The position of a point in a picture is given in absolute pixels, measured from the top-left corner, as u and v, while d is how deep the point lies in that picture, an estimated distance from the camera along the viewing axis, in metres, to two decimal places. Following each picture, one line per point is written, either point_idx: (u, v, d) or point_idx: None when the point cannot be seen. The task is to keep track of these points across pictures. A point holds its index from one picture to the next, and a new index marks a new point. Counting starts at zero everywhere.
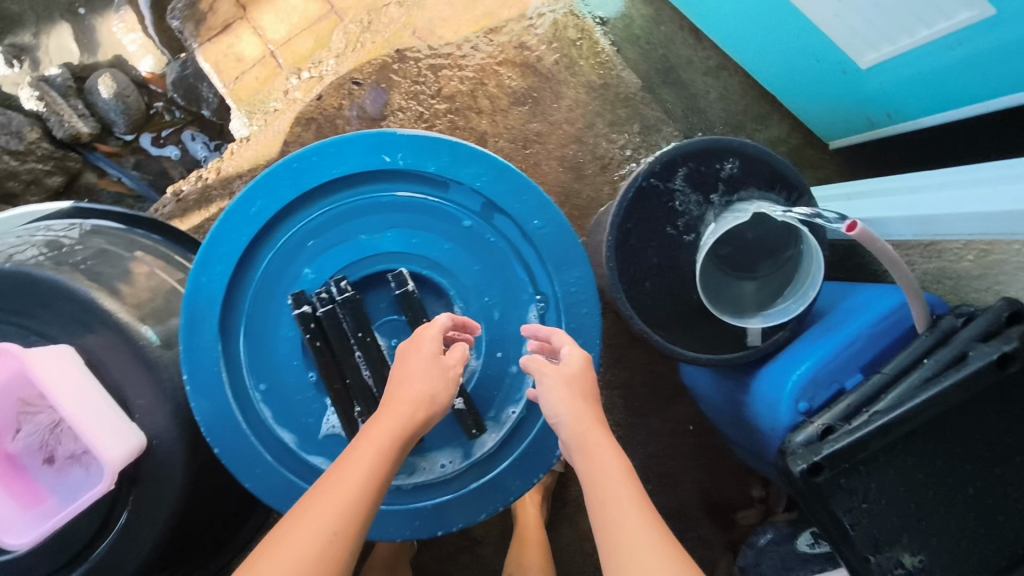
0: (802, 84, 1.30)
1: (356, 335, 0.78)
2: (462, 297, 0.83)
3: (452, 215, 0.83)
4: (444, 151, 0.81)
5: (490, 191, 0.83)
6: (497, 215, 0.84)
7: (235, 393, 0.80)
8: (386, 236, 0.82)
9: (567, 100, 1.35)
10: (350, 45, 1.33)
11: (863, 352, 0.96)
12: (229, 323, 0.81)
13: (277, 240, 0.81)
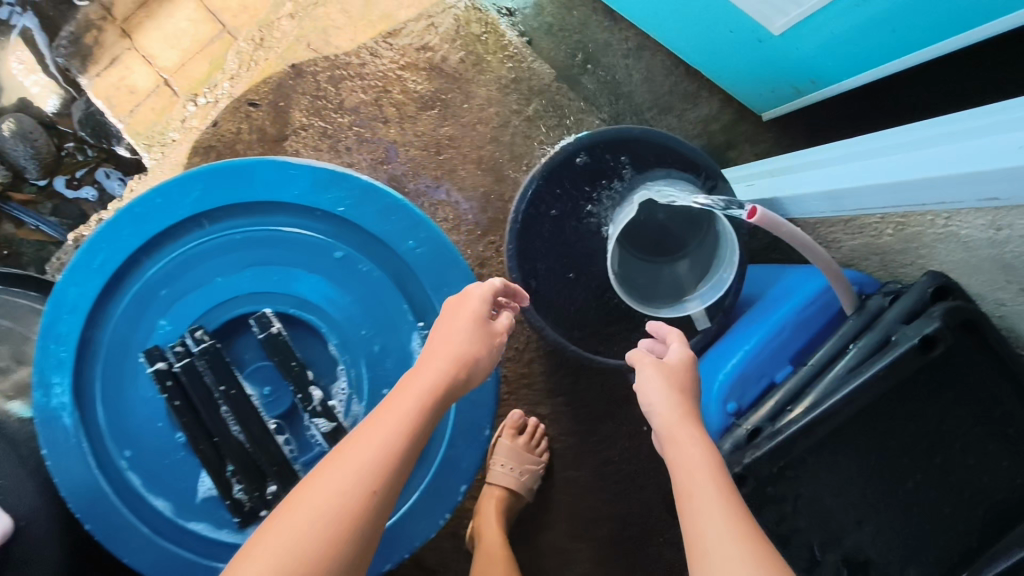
0: (723, 56, 1.19)
1: (219, 389, 0.71)
2: (336, 334, 0.76)
3: (320, 245, 0.76)
4: (298, 177, 0.75)
5: (356, 215, 0.76)
6: (367, 240, 0.77)
7: (100, 464, 0.74)
8: (247, 274, 0.75)
9: (478, 99, 1.28)
10: (244, 65, 1.25)
11: (791, 341, 0.89)
12: (86, 387, 0.75)
13: (129, 291, 0.75)
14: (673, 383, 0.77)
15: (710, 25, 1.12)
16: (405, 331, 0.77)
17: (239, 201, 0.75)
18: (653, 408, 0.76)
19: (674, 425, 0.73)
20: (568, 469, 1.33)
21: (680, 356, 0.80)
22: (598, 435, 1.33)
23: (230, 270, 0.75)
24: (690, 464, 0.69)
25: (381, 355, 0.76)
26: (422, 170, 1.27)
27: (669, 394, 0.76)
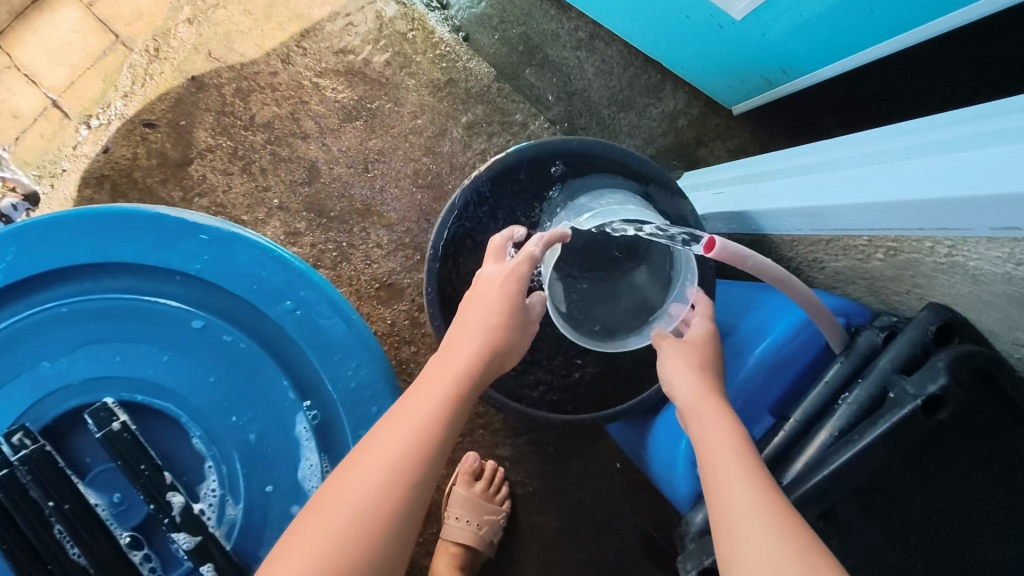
0: (683, 46, 1.05)
1: (49, 506, 0.60)
2: (195, 422, 0.66)
3: (172, 315, 0.67)
4: (139, 236, 0.66)
5: (211, 276, 0.67)
6: (230, 306, 0.68)
7: None
8: (86, 354, 0.66)
9: (409, 105, 1.12)
10: (138, 80, 1.11)
11: (768, 388, 0.74)
12: None
13: None
14: (693, 360, 0.71)
15: (664, 11, 0.97)
16: (290, 415, 0.68)
17: (77, 271, 0.67)
18: (675, 390, 0.71)
19: (695, 400, 0.67)
20: (535, 516, 1.19)
21: (700, 332, 0.74)
22: (566, 476, 1.18)
23: (64, 350, 0.66)
24: (711, 436, 0.62)
25: (258, 445, 0.67)
26: (350, 190, 1.11)
27: (688, 371, 0.70)
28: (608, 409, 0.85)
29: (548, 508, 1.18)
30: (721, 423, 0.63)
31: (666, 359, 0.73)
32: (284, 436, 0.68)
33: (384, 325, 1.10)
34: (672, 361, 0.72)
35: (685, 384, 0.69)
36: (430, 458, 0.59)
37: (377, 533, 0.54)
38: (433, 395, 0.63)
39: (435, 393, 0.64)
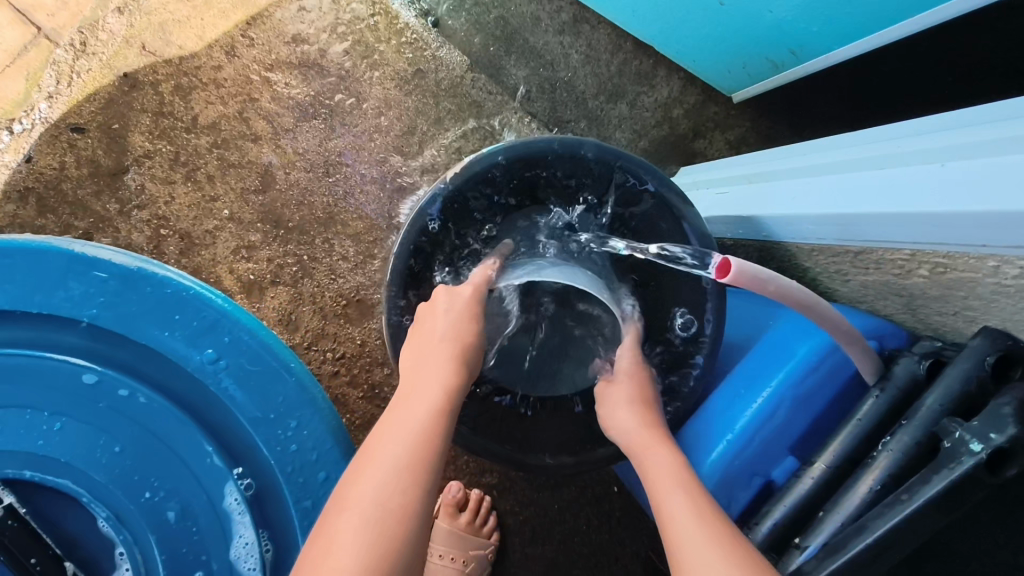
0: (676, 24, 0.93)
1: None
2: (100, 499, 0.61)
3: (72, 372, 0.63)
4: (37, 279, 0.61)
5: (118, 324, 0.62)
6: (148, 358, 0.64)
7: None
8: None
9: (372, 101, 1.00)
10: (64, 79, 0.98)
11: (790, 426, 0.64)
12: None
13: None
14: (628, 398, 0.65)
15: None
16: (219, 486, 0.64)
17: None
18: (616, 432, 0.64)
19: (640, 437, 0.61)
20: (526, 551, 1.08)
21: (626, 365, 0.68)
22: (561, 504, 1.08)
23: None
24: (657, 476, 0.56)
25: (180, 524, 0.63)
26: (309, 196, 0.99)
27: (626, 410, 0.64)
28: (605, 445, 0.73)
29: (543, 538, 1.08)
30: (664, 456, 0.58)
31: (604, 397, 0.67)
32: (211, 510, 0.64)
33: (352, 349, 0.98)
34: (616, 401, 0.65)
35: (625, 420, 0.64)
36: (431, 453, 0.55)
37: (399, 532, 0.50)
38: (430, 398, 0.59)
39: (429, 397, 0.59)
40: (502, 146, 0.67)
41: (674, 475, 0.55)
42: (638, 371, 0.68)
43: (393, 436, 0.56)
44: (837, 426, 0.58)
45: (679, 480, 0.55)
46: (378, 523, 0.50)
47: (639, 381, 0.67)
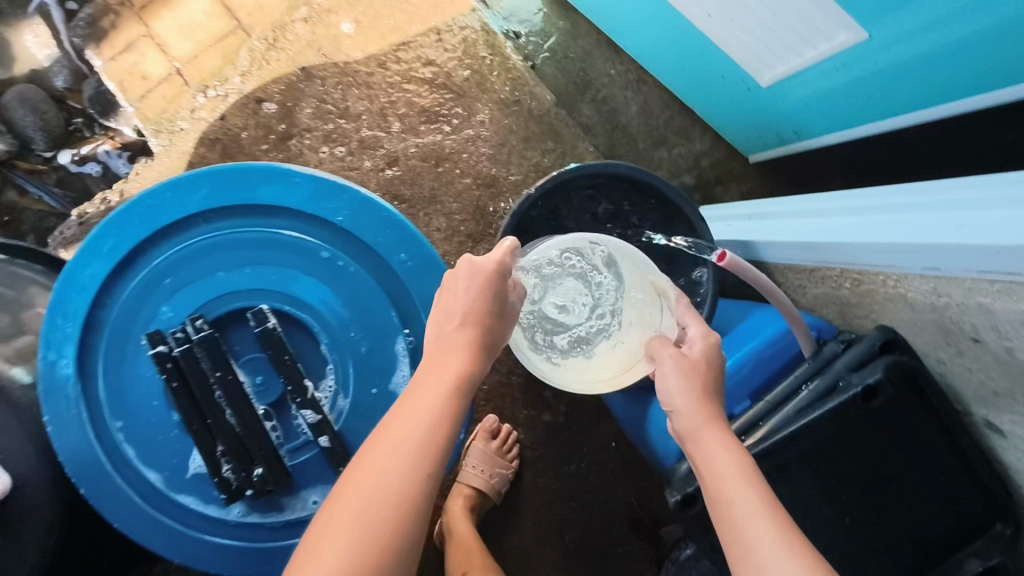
0: (716, 99, 1.28)
1: (214, 374, 0.78)
2: (326, 335, 0.82)
3: (309, 248, 0.82)
4: (302, 185, 0.81)
5: (351, 225, 0.81)
6: (360, 248, 0.83)
7: (99, 434, 0.80)
8: (242, 273, 0.81)
9: (480, 116, 1.32)
10: (255, 63, 1.30)
11: (751, 377, 0.94)
12: (88, 365, 0.80)
13: (135, 276, 0.80)
14: (697, 388, 0.78)
15: (707, 72, 1.22)
16: (389, 338, 0.83)
17: (229, 211, 0.81)
18: (675, 409, 0.78)
19: (699, 426, 0.75)
20: (538, 481, 1.38)
21: (699, 350, 0.81)
22: (570, 447, 1.39)
23: (230, 267, 0.80)
24: (723, 470, 0.71)
25: (367, 356, 0.82)
26: (421, 180, 1.30)
27: (691, 397, 0.77)
28: None
29: (551, 470, 1.38)
30: (726, 452, 0.72)
31: (664, 381, 0.79)
32: (387, 353, 0.83)
33: None
34: (678, 384, 0.78)
35: (684, 411, 0.77)
36: (433, 454, 0.69)
37: (407, 519, 0.66)
38: (440, 391, 0.72)
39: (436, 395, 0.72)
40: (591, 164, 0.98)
41: (732, 469, 0.71)
42: (709, 355, 0.81)
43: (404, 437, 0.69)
44: (785, 381, 0.85)
45: (742, 479, 0.70)
46: (393, 510, 0.65)
47: (713, 366, 0.80)
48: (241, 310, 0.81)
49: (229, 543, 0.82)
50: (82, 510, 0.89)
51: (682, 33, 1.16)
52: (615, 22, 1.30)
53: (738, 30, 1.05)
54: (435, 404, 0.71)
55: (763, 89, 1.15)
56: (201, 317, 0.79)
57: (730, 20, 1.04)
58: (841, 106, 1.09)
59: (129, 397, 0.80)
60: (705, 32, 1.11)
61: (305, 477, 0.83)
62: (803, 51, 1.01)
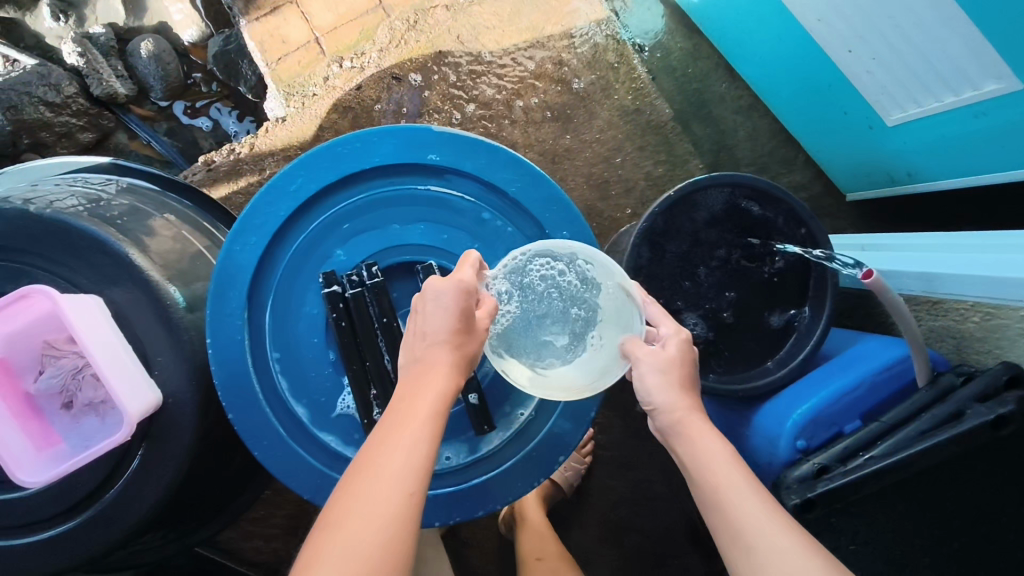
0: (831, 133, 1.33)
1: (380, 320, 0.82)
2: None
3: (479, 213, 0.88)
4: (483, 154, 0.85)
5: (523, 197, 0.86)
6: (526, 219, 0.88)
7: (257, 363, 0.89)
8: (415, 229, 0.87)
9: (600, 120, 1.37)
10: (394, 41, 1.36)
11: (865, 399, 0.98)
12: (259, 295, 0.88)
13: (315, 218, 0.87)
14: (673, 379, 0.77)
15: (828, 105, 1.27)
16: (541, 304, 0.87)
17: (410, 168, 0.86)
18: (655, 405, 0.77)
19: (681, 418, 0.75)
20: (606, 478, 1.41)
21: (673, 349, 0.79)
22: (641, 452, 1.41)
23: (406, 221, 0.87)
24: (708, 460, 0.71)
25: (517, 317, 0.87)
26: None
27: (669, 387, 0.76)
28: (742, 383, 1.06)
29: (620, 472, 1.41)
30: (710, 441, 0.73)
31: (639, 377, 0.78)
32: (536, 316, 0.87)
33: None
34: (656, 378, 0.77)
35: (667, 406, 0.76)
36: (422, 462, 0.64)
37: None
38: (423, 428, 0.66)
39: (421, 403, 0.68)
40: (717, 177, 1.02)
41: (721, 457, 0.71)
42: (683, 352, 0.79)
43: (392, 447, 0.64)
44: (907, 404, 0.87)
45: (724, 467, 0.70)
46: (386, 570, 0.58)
47: (686, 362, 0.79)
48: (412, 263, 0.88)
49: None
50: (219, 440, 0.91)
51: (816, 63, 1.20)
52: (742, 48, 1.35)
53: (876, 69, 1.10)
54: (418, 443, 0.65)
55: (887, 127, 1.20)
56: (374, 265, 0.86)
57: (870, 58, 1.09)
58: (964, 155, 1.13)
59: (294, 333, 0.90)
60: (839, 67, 1.16)
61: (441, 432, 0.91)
62: (941, 96, 1.05)
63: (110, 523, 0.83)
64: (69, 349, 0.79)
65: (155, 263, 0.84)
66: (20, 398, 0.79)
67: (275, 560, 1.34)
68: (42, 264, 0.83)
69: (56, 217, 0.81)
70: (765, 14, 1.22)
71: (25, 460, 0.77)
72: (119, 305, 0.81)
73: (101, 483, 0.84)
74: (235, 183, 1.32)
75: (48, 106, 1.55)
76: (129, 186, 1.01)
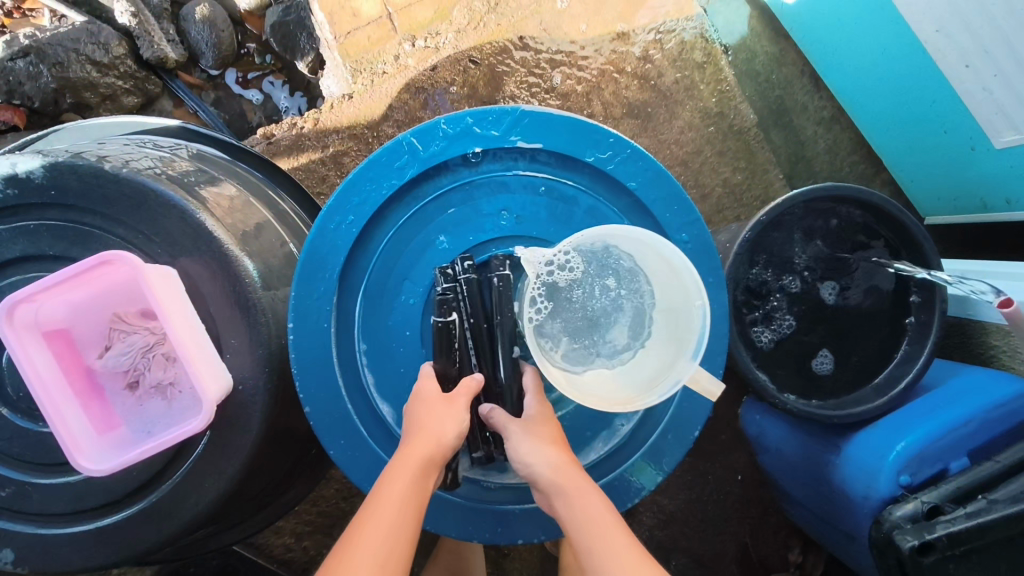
0: (923, 151, 1.26)
1: (469, 321, 0.76)
2: None
3: (595, 209, 0.82)
4: (607, 144, 0.79)
5: (643, 194, 0.80)
6: (644, 217, 0.81)
7: (340, 350, 0.83)
8: (524, 221, 0.81)
9: (680, 121, 1.31)
10: (473, 23, 1.29)
11: (975, 436, 0.90)
12: (349, 278, 0.82)
13: (417, 199, 0.81)
14: (543, 437, 0.70)
15: (928, 123, 1.21)
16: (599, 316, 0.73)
17: (519, 152, 0.80)
18: (532, 469, 0.68)
19: (559, 475, 0.66)
20: (655, 496, 1.34)
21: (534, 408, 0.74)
22: (696, 472, 1.34)
23: (516, 211, 0.81)
24: (586, 514, 0.63)
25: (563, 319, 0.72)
26: None
27: (543, 448, 0.68)
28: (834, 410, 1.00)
29: (672, 490, 1.33)
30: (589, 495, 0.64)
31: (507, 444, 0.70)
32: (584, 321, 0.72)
33: None
34: (525, 439, 0.69)
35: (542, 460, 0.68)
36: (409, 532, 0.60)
37: None
38: (405, 503, 0.61)
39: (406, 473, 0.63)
40: (815, 188, 0.93)
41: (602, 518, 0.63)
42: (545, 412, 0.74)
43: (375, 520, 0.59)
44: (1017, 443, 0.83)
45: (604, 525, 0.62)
46: None
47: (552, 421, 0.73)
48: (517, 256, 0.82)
49: (453, 499, 0.82)
50: (285, 433, 0.83)
51: (923, 75, 1.14)
52: (836, 57, 1.29)
53: (996, 87, 1.03)
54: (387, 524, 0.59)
55: (993, 150, 1.13)
56: (468, 256, 0.79)
57: (991, 74, 1.02)
58: None
59: (382, 321, 0.83)
60: (950, 84, 1.10)
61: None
62: None
63: (163, 517, 0.75)
64: (140, 325, 0.72)
65: (234, 235, 0.77)
66: (83, 374, 0.71)
67: (305, 561, 1.25)
68: (108, 226, 0.75)
69: (135, 178, 0.73)
70: (873, 21, 1.15)
71: (87, 443, 0.69)
72: (194, 278, 0.74)
73: (158, 473, 0.75)
74: (294, 159, 1.25)
75: (95, 65, 1.46)
76: (198, 152, 0.94)
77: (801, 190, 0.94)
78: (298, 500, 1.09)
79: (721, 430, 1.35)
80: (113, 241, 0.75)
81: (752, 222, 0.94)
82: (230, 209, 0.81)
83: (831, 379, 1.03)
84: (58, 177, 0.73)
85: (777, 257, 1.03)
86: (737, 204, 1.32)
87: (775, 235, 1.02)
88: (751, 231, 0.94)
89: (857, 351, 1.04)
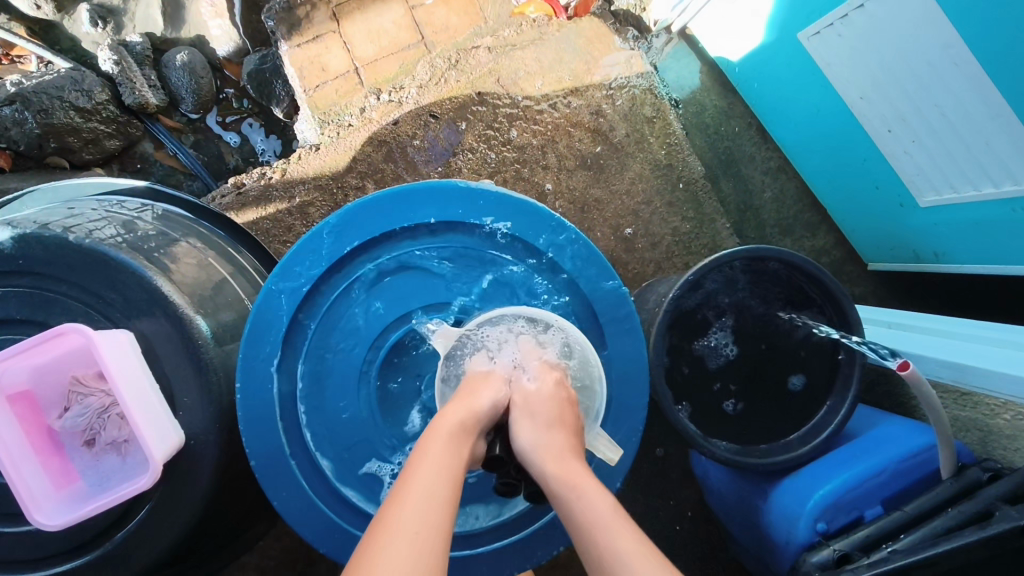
0: (858, 206, 1.33)
1: None
2: None
3: (523, 275, 0.95)
4: (536, 219, 0.91)
5: (566, 261, 0.93)
6: (565, 281, 0.95)
7: (285, 404, 0.91)
8: (462, 287, 0.94)
9: (631, 172, 1.38)
10: (434, 79, 1.36)
11: (888, 485, 0.96)
12: (292, 339, 0.91)
13: (360, 267, 0.92)
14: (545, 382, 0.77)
15: (860, 180, 1.27)
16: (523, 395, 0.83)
17: (485, 230, 0.93)
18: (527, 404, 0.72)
19: (550, 416, 0.71)
20: None
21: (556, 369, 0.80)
22: (647, 508, 1.39)
23: (455, 277, 0.94)
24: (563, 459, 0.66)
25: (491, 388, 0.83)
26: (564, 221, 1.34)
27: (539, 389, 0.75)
28: (764, 457, 1.05)
29: None
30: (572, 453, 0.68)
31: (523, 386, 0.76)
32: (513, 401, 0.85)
33: None
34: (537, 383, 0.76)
35: (542, 395, 0.74)
36: (449, 485, 0.61)
37: None
38: (444, 461, 0.63)
39: (448, 426, 0.68)
40: (740, 250, 0.99)
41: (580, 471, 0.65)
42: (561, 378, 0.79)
43: (421, 470, 0.61)
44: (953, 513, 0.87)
45: (576, 477, 0.64)
46: None
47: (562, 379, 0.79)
48: (455, 319, 0.94)
49: None
50: (235, 481, 0.89)
51: (853, 134, 1.20)
52: (775, 111, 1.36)
53: (916, 151, 1.10)
54: (440, 494, 0.59)
55: (920, 208, 1.18)
56: None
57: (910, 140, 1.09)
58: (986, 246, 1.12)
59: (327, 379, 0.92)
60: (876, 146, 1.17)
61: (472, 489, 0.93)
62: (980, 185, 1.04)
63: (118, 563, 0.81)
64: (97, 387, 0.78)
65: (190, 298, 0.83)
66: (44, 432, 0.77)
67: None
68: (67, 290, 0.79)
69: (97, 247, 0.78)
70: (806, 84, 1.22)
71: (44, 499, 0.75)
72: (150, 340, 0.80)
73: (114, 522, 0.81)
74: (262, 209, 1.32)
75: (78, 111, 1.52)
76: (163, 211, 0.99)
77: (728, 250, 1.00)
78: (258, 538, 1.15)
79: (670, 467, 1.41)
80: (72, 305, 0.80)
81: (680, 281, 0.99)
82: (188, 271, 0.87)
83: (761, 426, 1.11)
84: (26, 247, 0.78)
85: (699, 351, 1.12)
86: (685, 252, 1.39)
87: (693, 333, 1.11)
88: (679, 288, 0.98)
89: (786, 406, 1.11)
